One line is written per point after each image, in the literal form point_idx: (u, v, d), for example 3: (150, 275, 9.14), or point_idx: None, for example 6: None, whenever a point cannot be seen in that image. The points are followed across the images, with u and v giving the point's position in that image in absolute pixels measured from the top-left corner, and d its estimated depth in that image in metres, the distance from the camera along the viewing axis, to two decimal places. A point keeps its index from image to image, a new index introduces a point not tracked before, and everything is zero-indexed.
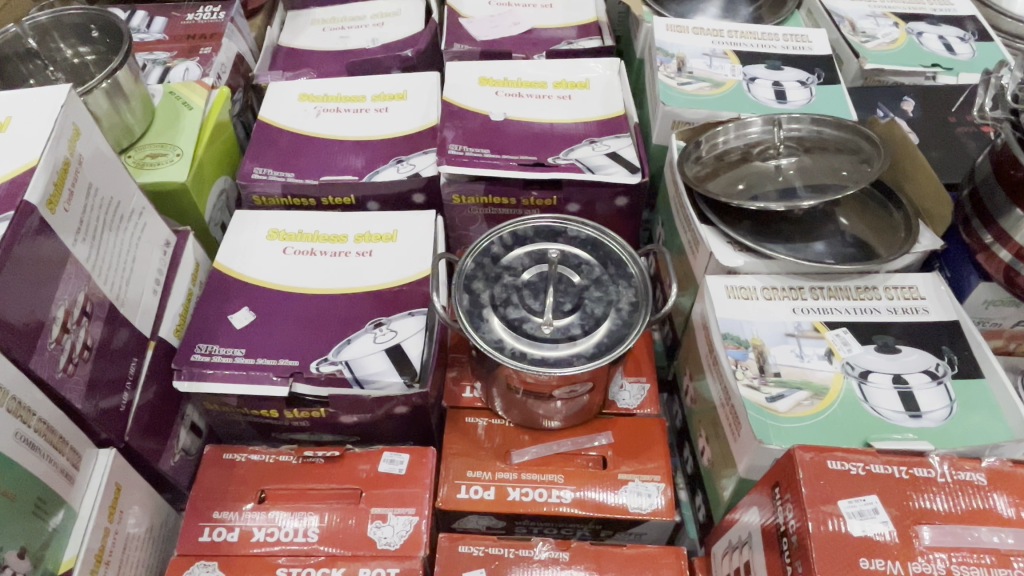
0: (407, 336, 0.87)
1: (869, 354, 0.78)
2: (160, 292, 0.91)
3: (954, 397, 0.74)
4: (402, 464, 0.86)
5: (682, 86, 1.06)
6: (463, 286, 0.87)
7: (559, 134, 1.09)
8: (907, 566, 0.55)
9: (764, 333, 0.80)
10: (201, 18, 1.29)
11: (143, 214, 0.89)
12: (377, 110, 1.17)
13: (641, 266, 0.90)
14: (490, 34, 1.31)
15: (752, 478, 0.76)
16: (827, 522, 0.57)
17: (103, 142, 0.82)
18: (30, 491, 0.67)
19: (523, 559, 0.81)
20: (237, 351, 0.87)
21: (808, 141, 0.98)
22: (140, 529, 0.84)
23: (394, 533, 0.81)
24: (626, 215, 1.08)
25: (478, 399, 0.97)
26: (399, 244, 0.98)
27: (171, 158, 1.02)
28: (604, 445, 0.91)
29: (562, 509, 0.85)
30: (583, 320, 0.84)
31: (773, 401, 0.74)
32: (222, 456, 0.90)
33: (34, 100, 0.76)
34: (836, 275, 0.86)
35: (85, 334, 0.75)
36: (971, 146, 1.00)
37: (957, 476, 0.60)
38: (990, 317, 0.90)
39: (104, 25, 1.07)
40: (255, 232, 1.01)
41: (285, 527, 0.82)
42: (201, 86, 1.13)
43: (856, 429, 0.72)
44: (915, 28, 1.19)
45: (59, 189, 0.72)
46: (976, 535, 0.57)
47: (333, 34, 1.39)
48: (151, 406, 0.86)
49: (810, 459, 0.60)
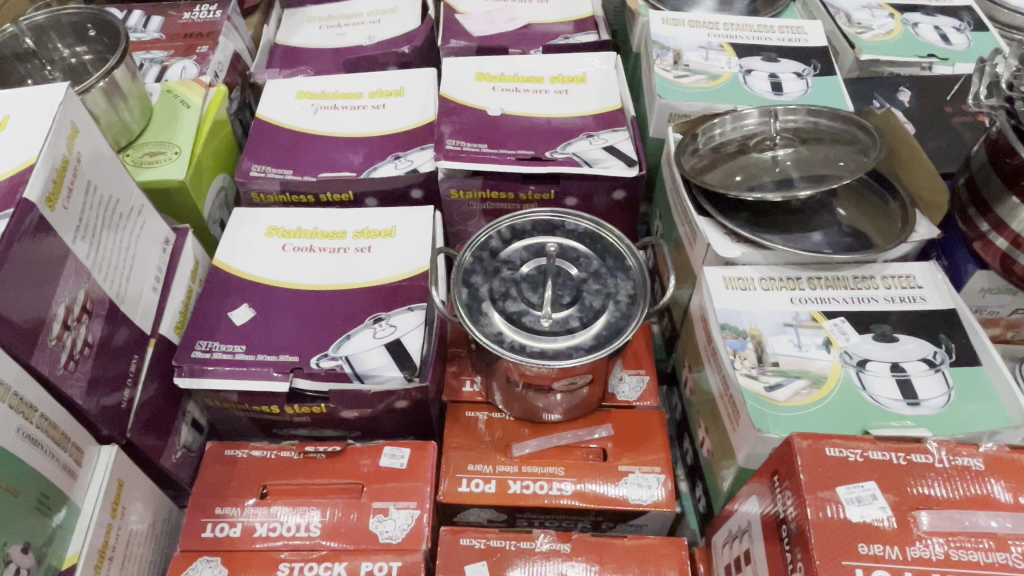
0: (406, 331, 0.87)
1: (867, 343, 0.78)
2: (160, 289, 0.91)
3: (952, 384, 0.75)
4: (403, 459, 0.87)
5: (679, 79, 1.05)
6: (462, 279, 0.87)
7: (557, 128, 1.09)
8: (905, 551, 0.55)
9: (762, 323, 0.81)
10: (197, 17, 1.29)
11: (142, 212, 0.89)
12: (374, 106, 1.17)
13: (639, 258, 0.90)
14: (486, 30, 1.31)
15: (751, 468, 0.77)
16: (825, 508, 0.57)
17: (102, 141, 0.82)
18: (33, 488, 0.68)
19: (524, 551, 0.81)
20: (237, 347, 0.87)
21: (805, 132, 0.98)
22: (142, 525, 0.84)
23: (395, 526, 0.81)
24: (624, 209, 1.08)
25: (479, 393, 0.98)
26: (399, 240, 0.98)
27: (169, 156, 1.02)
28: (604, 438, 0.92)
29: (562, 501, 0.85)
30: (581, 312, 0.84)
31: (772, 391, 0.74)
32: (223, 452, 0.90)
33: (32, 99, 0.76)
34: (834, 265, 0.86)
35: (86, 331, 0.75)
36: (967, 136, 1.00)
37: (954, 462, 0.61)
38: (988, 305, 0.90)
39: (100, 24, 1.07)
40: (254, 229, 1.01)
41: (287, 522, 0.83)
42: (198, 85, 1.14)
43: (855, 417, 0.72)
44: (910, 19, 1.19)
45: (58, 187, 0.73)
46: (973, 519, 0.57)
47: (329, 32, 1.39)
48: (152, 403, 0.86)
49: (807, 446, 0.61)
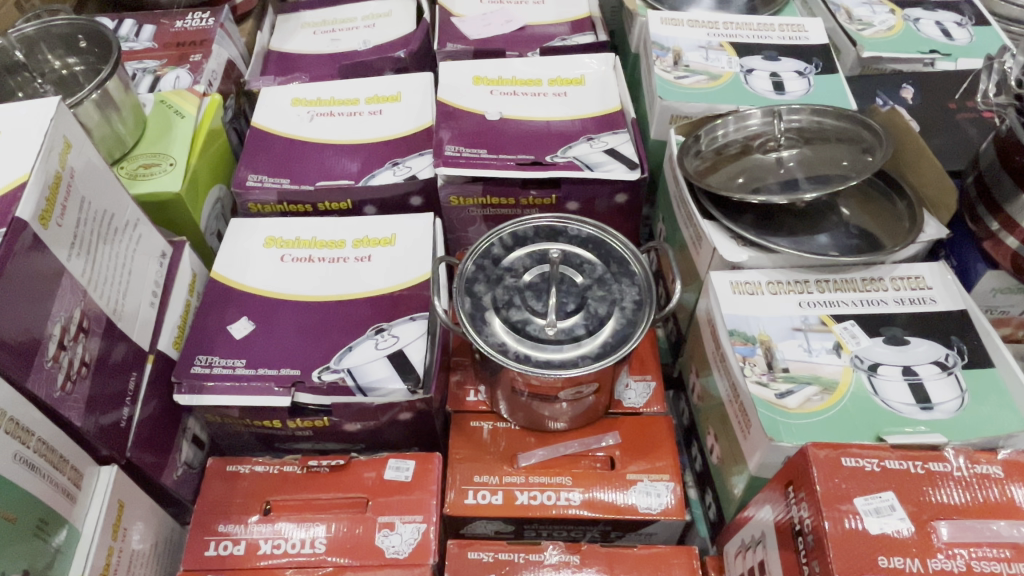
0: (408, 341, 0.86)
1: (878, 346, 0.77)
2: (158, 303, 0.90)
3: (965, 387, 0.73)
4: (408, 471, 0.85)
5: (680, 79, 1.04)
6: (464, 288, 0.86)
7: (557, 132, 1.08)
8: (926, 563, 0.54)
9: (771, 328, 0.79)
10: (190, 25, 1.27)
11: (138, 226, 0.87)
12: (371, 113, 1.16)
13: (643, 263, 0.88)
14: (482, 33, 1.30)
15: (764, 476, 0.76)
16: (843, 520, 0.56)
17: (94, 155, 0.80)
18: (31, 513, 0.66)
19: (532, 563, 0.80)
20: (237, 362, 0.86)
21: (810, 131, 0.97)
22: (145, 545, 0.83)
23: (402, 541, 0.80)
24: (626, 212, 1.07)
25: (482, 403, 0.96)
26: (398, 248, 0.97)
27: (164, 168, 1.00)
28: (612, 445, 0.90)
29: (571, 512, 0.84)
30: (587, 320, 0.83)
31: (783, 397, 0.73)
32: (225, 468, 0.89)
33: (23, 113, 0.74)
34: (842, 267, 0.85)
35: (83, 350, 0.74)
36: (972, 132, 0.99)
37: (974, 469, 0.59)
38: (998, 305, 0.89)
39: (90, 35, 1.05)
40: (252, 240, 0.99)
41: (291, 538, 0.81)
42: (192, 95, 1.12)
43: (869, 424, 0.71)
44: (912, 15, 1.18)
45: (51, 205, 0.71)
46: (993, 529, 0.56)
47: (323, 37, 1.38)
48: (151, 420, 0.85)
49: (823, 456, 0.59)
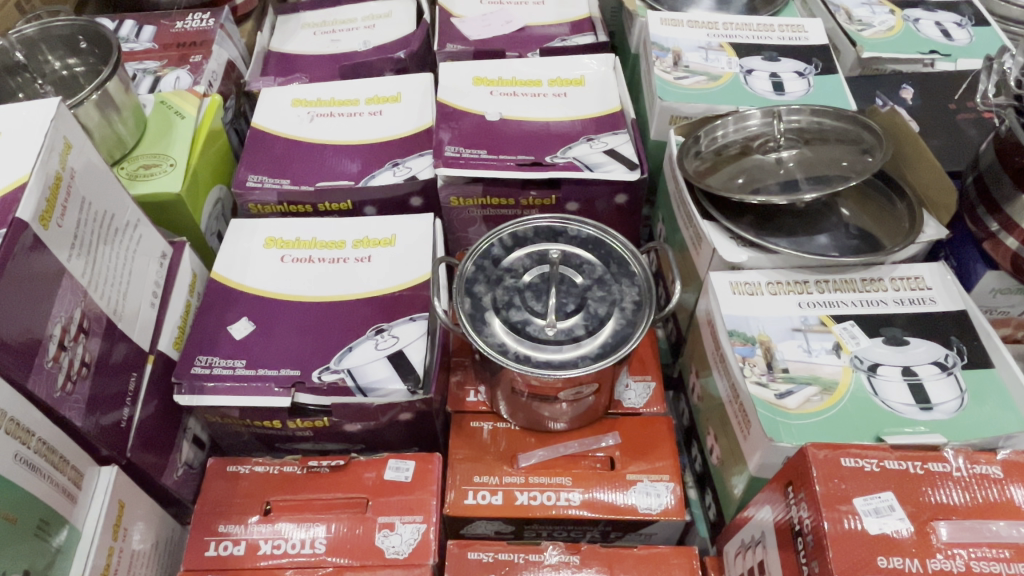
0: (408, 342, 0.86)
1: (877, 347, 0.77)
2: (158, 304, 0.90)
3: (965, 387, 0.73)
4: (408, 472, 0.85)
5: (679, 80, 1.04)
6: (464, 289, 0.86)
7: (556, 133, 1.08)
8: (925, 564, 0.54)
9: (771, 329, 0.79)
10: (190, 26, 1.27)
11: (138, 226, 0.87)
12: (371, 113, 1.16)
13: (643, 263, 0.89)
14: (482, 34, 1.30)
15: (763, 476, 0.76)
16: (843, 520, 0.56)
17: (95, 155, 0.80)
18: (32, 513, 0.66)
19: (532, 564, 0.80)
20: (237, 362, 0.86)
21: (809, 132, 0.97)
22: (145, 545, 0.83)
23: (402, 541, 0.80)
24: (626, 212, 1.07)
25: (482, 403, 0.96)
26: (398, 249, 0.97)
27: (164, 169, 1.00)
28: (612, 446, 0.90)
29: (571, 512, 0.84)
30: (586, 320, 0.83)
31: (783, 398, 0.73)
32: (225, 468, 0.89)
33: (23, 114, 0.74)
34: (841, 268, 0.85)
35: (83, 351, 0.74)
36: (972, 132, 0.99)
37: (973, 470, 0.59)
38: (998, 306, 0.89)
39: (91, 36, 1.06)
40: (252, 241, 0.99)
41: (291, 539, 0.81)
42: (192, 95, 1.12)
43: (869, 424, 0.71)
44: (911, 15, 1.19)
45: (51, 205, 0.71)
46: (992, 529, 0.56)
47: (323, 38, 1.38)
48: (151, 421, 0.85)
49: (823, 456, 0.60)
